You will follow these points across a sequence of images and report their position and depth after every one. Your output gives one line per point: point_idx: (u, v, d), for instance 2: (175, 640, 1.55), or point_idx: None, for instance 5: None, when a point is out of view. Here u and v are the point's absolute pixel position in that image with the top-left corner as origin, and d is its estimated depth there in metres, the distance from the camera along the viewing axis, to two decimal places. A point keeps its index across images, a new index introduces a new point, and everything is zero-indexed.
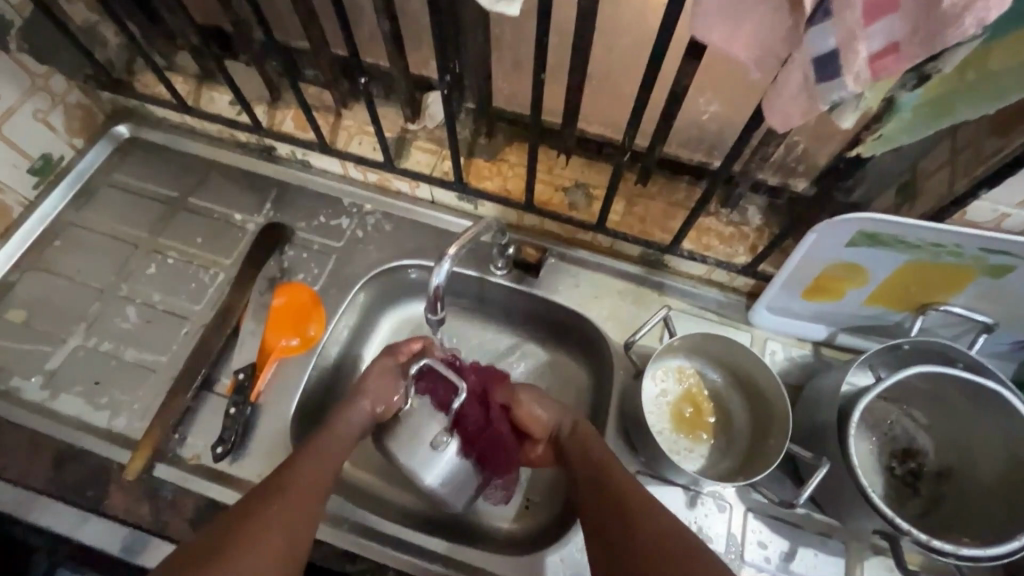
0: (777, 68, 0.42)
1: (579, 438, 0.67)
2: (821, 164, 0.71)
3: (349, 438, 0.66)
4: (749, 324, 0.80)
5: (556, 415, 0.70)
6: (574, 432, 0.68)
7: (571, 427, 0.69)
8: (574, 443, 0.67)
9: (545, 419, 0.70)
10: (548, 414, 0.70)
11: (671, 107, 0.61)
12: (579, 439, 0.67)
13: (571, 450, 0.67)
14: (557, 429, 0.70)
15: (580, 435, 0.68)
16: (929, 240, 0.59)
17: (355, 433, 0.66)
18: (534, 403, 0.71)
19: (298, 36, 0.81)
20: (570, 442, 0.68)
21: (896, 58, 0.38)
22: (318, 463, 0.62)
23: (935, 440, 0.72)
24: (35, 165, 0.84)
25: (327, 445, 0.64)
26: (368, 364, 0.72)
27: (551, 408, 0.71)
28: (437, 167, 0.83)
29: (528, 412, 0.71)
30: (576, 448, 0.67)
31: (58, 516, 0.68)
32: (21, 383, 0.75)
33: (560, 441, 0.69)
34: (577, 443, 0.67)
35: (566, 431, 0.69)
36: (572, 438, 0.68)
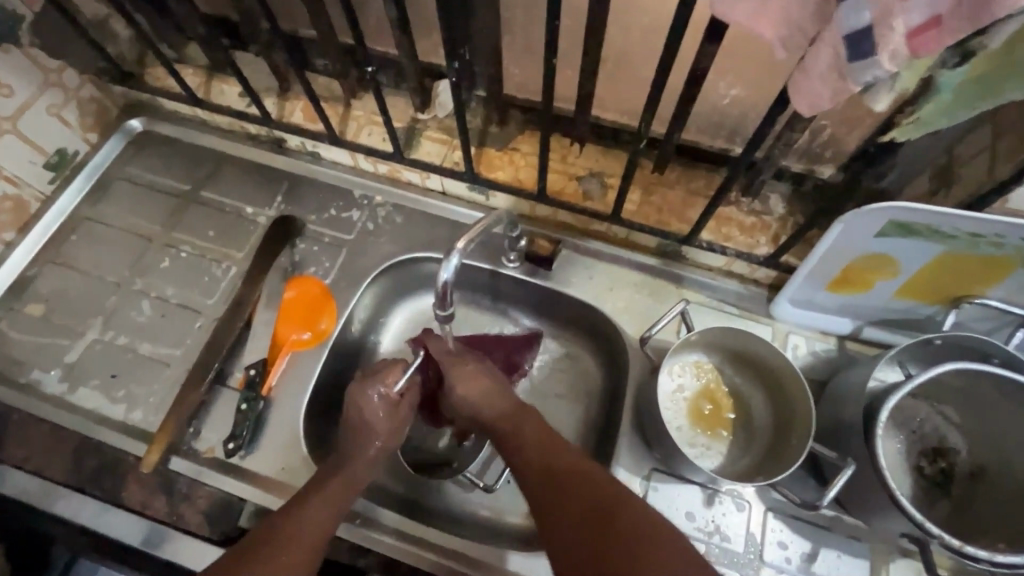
0: (805, 47, 0.40)
1: (510, 417, 0.65)
2: (850, 149, 0.67)
3: (375, 455, 0.67)
4: (770, 317, 0.77)
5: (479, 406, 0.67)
6: (511, 410, 0.66)
7: (497, 414, 0.66)
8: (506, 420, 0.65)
9: (470, 406, 0.68)
10: (474, 399, 0.68)
11: (690, 90, 0.59)
12: (511, 415, 0.66)
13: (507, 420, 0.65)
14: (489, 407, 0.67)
15: (522, 413, 0.66)
16: (968, 230, 0.55)
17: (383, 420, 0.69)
18: (462, 387, 0.69)
19: (306, 25, 0.80)
20: (502, 421, 0.65)
21: (938, 33, 0.34)
22: (341, 485, 0.64)
23: (968, 439, 0.68)
24: (50, 161, 0.84)
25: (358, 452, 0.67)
26: (354, 403, 0.68)
27: (477, 393, 0.68)
28: (448, 158, 0.82)
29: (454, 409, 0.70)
30: (506, 430, 0.65)
31: (78, 508, 0.69)
32: (40, 377, 0.76)
33: (487, 423, 0.67)
34: (502, 419, 0.65)
35: (499, 412, 0.66)
36: (502, 417, 0.66)
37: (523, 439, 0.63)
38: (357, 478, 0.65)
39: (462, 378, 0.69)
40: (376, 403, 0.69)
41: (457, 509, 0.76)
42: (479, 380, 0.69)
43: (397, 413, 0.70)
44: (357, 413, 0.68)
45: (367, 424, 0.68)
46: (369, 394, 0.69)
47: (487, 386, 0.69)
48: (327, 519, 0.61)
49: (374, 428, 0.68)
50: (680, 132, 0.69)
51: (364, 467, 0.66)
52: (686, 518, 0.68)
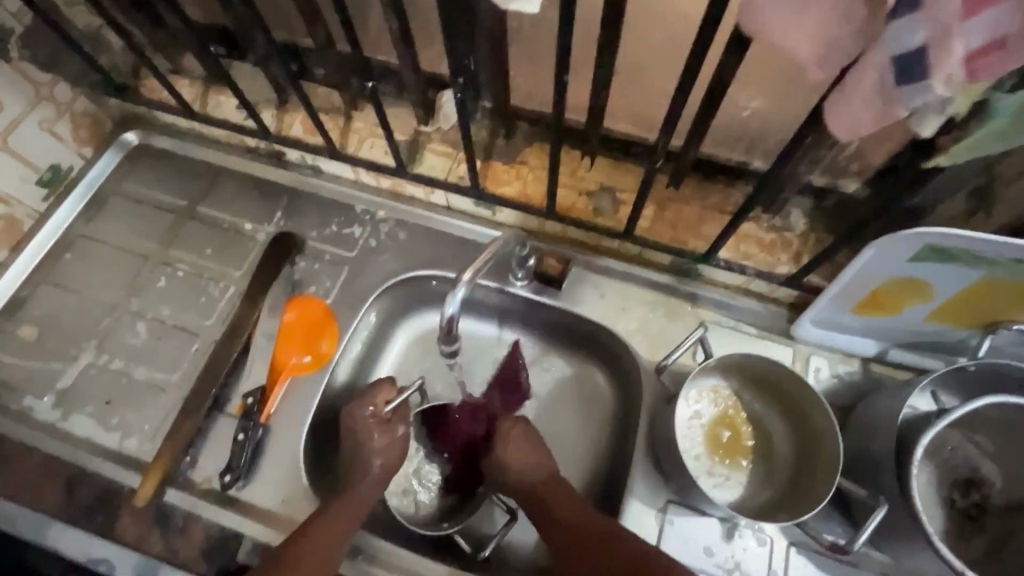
0: (842, 65, 0.37)
1: (546, 490, 0.65)
2: (877, 164, 0.63)
3: (378, 475, 0.66)
4: (790, 337, 0.74)
5: (524, 480, 0.66)
6: (546, 482, 0.66)
7: (536, 483, 0.66)
8: (545, 495, 0.65)
9: (513, 478, 0.66)
10: (518, 465, 0.66)
11: (709, 106, 0.55)
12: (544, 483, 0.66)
13: (544, 495, 0.65)
14: (529, 483, 0.66)
15: (556, 487, 0.65)
16: (1011, 257, 0.51)
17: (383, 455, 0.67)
18: (506, 451, 0.67)
19: (304, 34, 0.77)
20: (539, 492, 0.65)
21: (1001, 56, 0.31)
22: (351, 500, 0.63)
23: (1004, 471, 0.64)
24: (43, 177, 0.82)
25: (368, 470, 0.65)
26: (348, 420, 0.67)
27: (524, 461, 0.66)
28: (453, 172, 0.79)
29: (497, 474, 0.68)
30: (543, 501, 0.65)
31: (72, 541, 0.68)
32: (33, 403, 0.74)
33: (527, 495, 0.66)
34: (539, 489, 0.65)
35: (536, 484, 0.66)
36: (542, 487, 0.65)
37: (563, 513, 0.63)
38: (367, 494, 0.64)
39: (511, 448, 0.67)
40: (368, 421, 0.67)
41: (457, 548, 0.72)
42: (525, 440, 0.68)
43: (394, 434, 0.68)
44: (354, 438, 0.67)
45: (364, 450, 0.66)
46: (363, 412, 0.67)
47: (531, 453, 0.67)
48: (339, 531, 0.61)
49: (369, 450, 0.66)
50: (691, 148, 0.65)
51: (371, 486, 0.65)
52: (703, 554, 0.65)
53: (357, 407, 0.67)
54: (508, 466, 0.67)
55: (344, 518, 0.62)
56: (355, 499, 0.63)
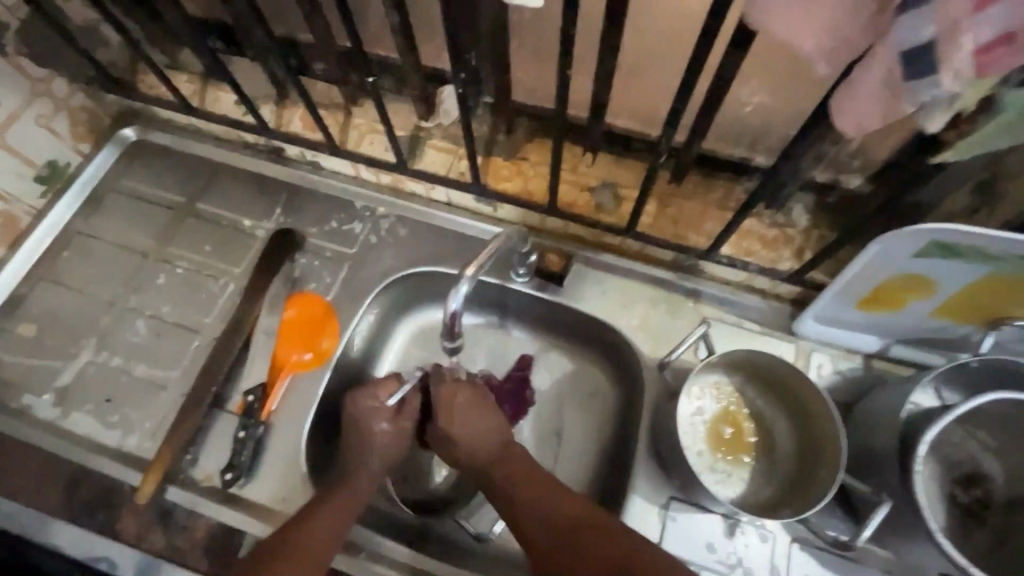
0: (850, 60, 0.36)
1: (499, 458, 0.65)
2: (881, 159, 0.63)
3: (380, 467, 0.66)
4: (792, 333, 0.73)
5: (477, 448, 0.65)
6: (500, 452, 0.65)
7: (489, 452, 0.65)
8: (497, 464, 0.64)
9: (463, 446, 0.66)
10: (471, 434, 0.66)
11: (713, 102, 0.55)
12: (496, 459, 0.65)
13: (496, 464, 0.64)
14: (482, 450, 0.65)
15: (509, 456, 0.65)
16: (1016, 252, 0.51)
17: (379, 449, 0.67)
18: (460, 419, 0.67)
19: (303, 29, 0.76)
20: (492, 462, 0.65)
21: (1011, 49, 0.30)
22: (350, 493, 0.63)
23: (1006, 467, 0.64)
24: (40, 173, 0.81)
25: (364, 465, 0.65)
26: (352, 411, 0.68)
27: (472, 428, 0.66)
28: (453, 168, 0.79)
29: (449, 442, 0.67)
30: (496, 469, 0.64)
31: (73, 539, 0.67)
32: (32, 401, 0.74)
33: (478, 465, 0.65)
34: (491, 461, 0.65)
35: (489, 453, 0.65)
36: (494, 456, 0.65)
37: (516, 483, 0.63)
38: (365, 484, 0.65)
39: (464, 416, 0.67)
40: (371, 412, 0.67)
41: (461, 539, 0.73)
42: (474, 408, 0.67)
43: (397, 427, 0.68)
44: (359, 431, 0.67)
45: (369, 443, 0.66)
46: (367, 404, 0.67)
47: (486, 420, 0.67)
48: (335, 524, 0.60)
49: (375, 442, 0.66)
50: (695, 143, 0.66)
51: (371, 478, 0.65)
52: (705, 550, 0.65)
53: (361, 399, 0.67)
54: (462, 433, 0.66)
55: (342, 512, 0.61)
56: (348, 494, 0.63)
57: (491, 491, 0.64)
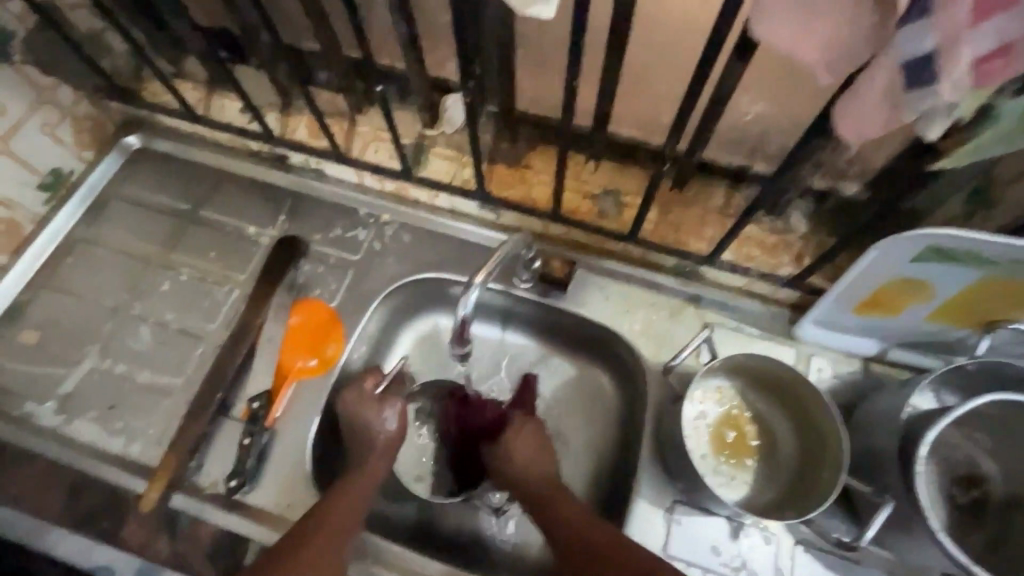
0: (852, 70, 0.38)
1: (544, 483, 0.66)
2: (877, 167, 0.64)
3: (384, 449, 0.68)
4: (792, 337, 0.74)
5: (525, 471, 0.67)
6: (548, 479, 0.66)
7: (539, 475, 0.66)
8: (540, 488, 0.65)
9: (515, 469, 0.67)
10: (521, 458, 0.67)
11: (715, 111, 0.56)
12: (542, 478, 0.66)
13: (540, 490, 0.65)
14: (527, 474, 0.66)
15: (554, 481, 0.66)
16: (1010, 257, 0.53)
17: (378, 447, 0.68)
18: (513, 445, 0.69)
19: (310, 38, 0.77)
20: (537, 486, 0.66)
21: (1006, 62, 0.32)
22: (362, 475, 0.66)
23: (1003, 467, 0.66)
24: (44, 181, 0.81)
25: (371, 466, 0.67)
26: (341, 401, 0.70)
27: (523, 454, 0.68)
28: (457, 176, 0.80)
29: (499, 464, 0.69)
30: (539, 491, 0.65)
31: (74, 548, 0.67)
32: (35, 409, 0.73)
33: (524, 490, 0.66)
34: (535, 479, 0.66)
35: (536, 475, 0.66)
36: (539, 480, 0.66)
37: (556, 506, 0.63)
38: (378, 468, 0.67)
39: (514, 441, 0.69)
40: (362, 402, 0.70)
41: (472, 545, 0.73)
42: (533, 434, 0.70)
43: (392, 411, 0.70)
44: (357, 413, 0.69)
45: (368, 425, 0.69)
46: (356, 394, 0.70)
47: (533, 446, 0.69)
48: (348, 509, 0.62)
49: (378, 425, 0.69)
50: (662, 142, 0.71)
51: (380, 457, 0.68)
52: (710, 552, 0.66)
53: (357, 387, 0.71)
54: (511, 455, 0.68)
55: (349, 513, 0.62)
56: (365, 482, 0.65)
57: (538, 516, 0.64)
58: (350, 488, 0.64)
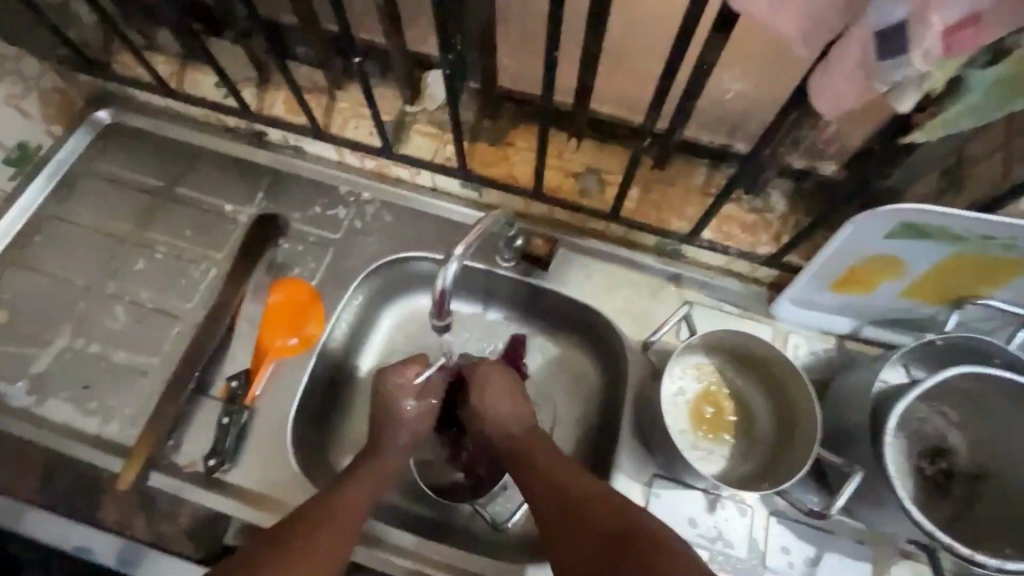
0: (828, 40, 0.38)
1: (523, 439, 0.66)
2: (855, 146, 0.65)
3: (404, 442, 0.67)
4: (770, 316, 0.76)
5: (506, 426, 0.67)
6: (524, 436, 0.66)
7: (511, 432, 0.67)
8: (521, 444, 0.65)
9: (497, 425, 0.68)
10: (502, 414, 0.68)
11: (696, 86, 0.56)
12: (541, 448, 0.64)
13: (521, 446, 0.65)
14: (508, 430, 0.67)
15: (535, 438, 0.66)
16: (979, 233, 0.54)
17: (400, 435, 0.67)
18: (496, 402, 0.68)
19: (286, 10, 0.75)
20: (519, 445, 0.65)
21: (974, 32, 0.32)
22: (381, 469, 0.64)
23: (969, 440, 0.68)
24: (10, 155, 0.79)
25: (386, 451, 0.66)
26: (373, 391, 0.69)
27: (504, 410, 0.68)
28: (439, 153, 0.79)
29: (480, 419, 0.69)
30: (518, 449, 0.65)
31: (50, 528, 0.66)
32: (5, 390, 0.72)
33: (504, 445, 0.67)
34: (536, 452, 0.64)
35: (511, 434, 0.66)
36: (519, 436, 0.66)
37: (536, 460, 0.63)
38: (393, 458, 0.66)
39: (496, 399, 0.69)
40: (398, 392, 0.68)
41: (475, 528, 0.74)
42: (504, 387, 0.69)
43: (423, 405, 0.69)
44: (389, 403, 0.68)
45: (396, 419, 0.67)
46: (392, 385, 0.68)
47: (515, 404, 0.68)
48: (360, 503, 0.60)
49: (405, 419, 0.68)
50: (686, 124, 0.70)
51: (399, 453, 0.67)
52: (687, 525, 0.67)
53: (393, 379, 0.68)
54: (494, 410, 0.68)
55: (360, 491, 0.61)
56: (377, 464, 0.64)
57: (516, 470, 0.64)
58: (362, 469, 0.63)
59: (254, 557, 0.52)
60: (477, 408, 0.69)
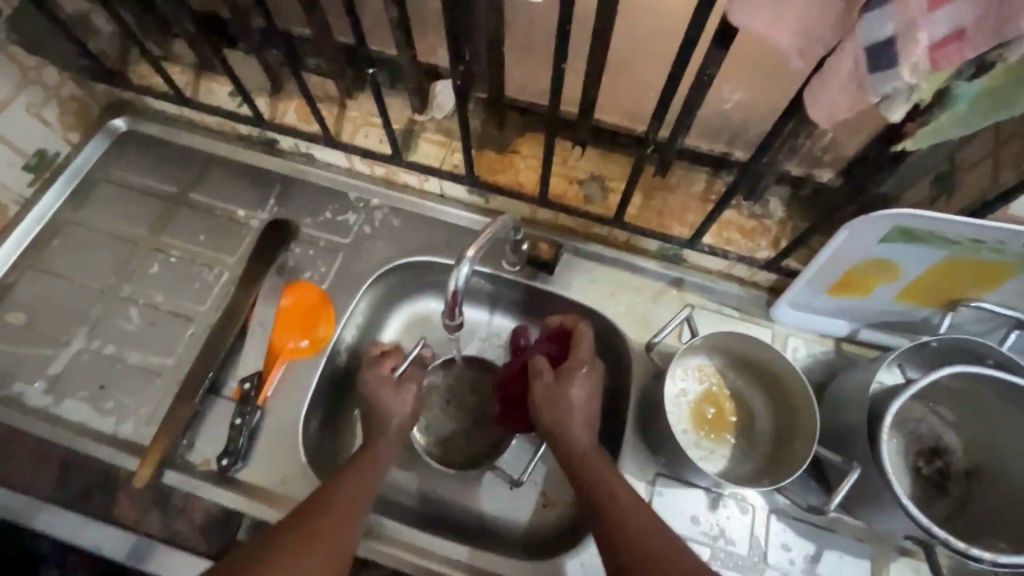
0: (821, 54, 0.40)
1: (587, 455, 0.62)
2: (850, 153, 0.67)
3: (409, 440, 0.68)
4: (769, 320, 0.78)
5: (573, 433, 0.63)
6: (589, 449, 0.62)
7: (583, 448, 0.62)
8: (582, 460, 0.62)
9: (564, 433, 0.63)
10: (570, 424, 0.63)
11: (697, 97, 0.58)
12: (633, 502, 0.57)
13: (581, 460, 0.62)
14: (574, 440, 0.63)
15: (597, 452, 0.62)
16: (970, 237, 0.56)
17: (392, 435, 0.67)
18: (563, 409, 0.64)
19: (300, 23, 0.78)
20: (584, 457, 0.62)
21: (960, 46, 0.35)
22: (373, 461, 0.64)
23: (963, 439, 0.69)
24: (29, 162, 0.81)
25: (381, 445, 0.66)
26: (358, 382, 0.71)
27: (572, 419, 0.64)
28: (447, 160, 0.81)
29: (546, 422, 0.65)
30: (586, 469, 0.61)
31: (65, 525, 0.67)
32: (23, 389, 0.73)
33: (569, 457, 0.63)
34: (625, 505, 0.57)
35: (582, 453, 0.62)
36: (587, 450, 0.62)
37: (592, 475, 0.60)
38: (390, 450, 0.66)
39: (563, 406, 0.64)
40: (380, 383, 0.69)
41: (479, 523, 0.76)
42: (585, 392, 0.66)
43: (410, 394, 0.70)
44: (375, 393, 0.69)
45: (386, 409, 0.68)
46: (374, 377, 0.70)
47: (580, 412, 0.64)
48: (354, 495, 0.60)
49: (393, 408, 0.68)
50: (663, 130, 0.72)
51: (392, 442, 0.67)
52: (690, 523, 0.69)
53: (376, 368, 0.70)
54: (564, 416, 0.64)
55: (359, 491, 0.61)
56: (375, 461, 0.64)
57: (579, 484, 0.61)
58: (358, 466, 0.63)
59: (257, 556, 0.53)
60: (551, 407, 0.65)
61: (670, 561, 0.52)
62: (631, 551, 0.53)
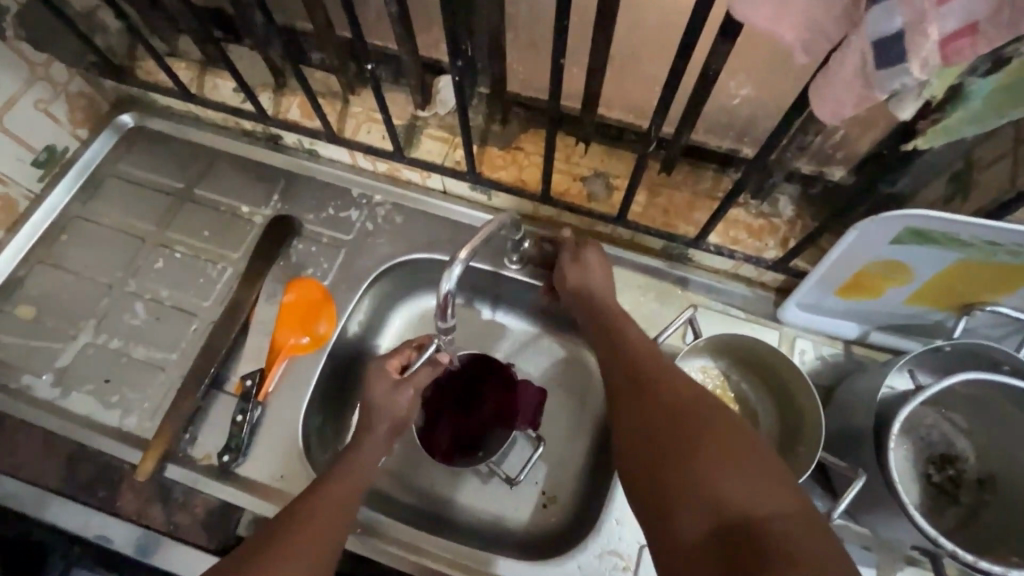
0: (827, 48, 0.38)
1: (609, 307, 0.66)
2: (862, 151, 0.65)
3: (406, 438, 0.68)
4: (777, 321, 0.76)
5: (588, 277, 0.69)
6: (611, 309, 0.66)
7: (598, 295, 0.68)
8: (599, 307, 0.66)
9: (577, 277, 0.69)
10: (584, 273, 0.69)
11: (702, 92, 0.56)
12: (649, 355, 0.58)
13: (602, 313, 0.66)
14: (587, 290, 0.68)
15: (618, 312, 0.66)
16: (987, 239, 0.53)
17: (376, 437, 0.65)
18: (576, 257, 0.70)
19: (303, 18, 0.77)
20: (603, 312, 0.66)
21: (973, 40, 0.33)
22: (358, 460, 0.63)
23: (976, 446, 0.67)
24: (38, 158, 0.82)
25: (364, 451, 0.64)
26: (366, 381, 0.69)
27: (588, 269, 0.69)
28: (449, 157, 0.80)
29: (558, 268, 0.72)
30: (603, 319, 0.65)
31: (72, 516, 0.69)
32: (32, 382, 0.75)
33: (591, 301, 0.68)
34: (639, 355, 0.58)
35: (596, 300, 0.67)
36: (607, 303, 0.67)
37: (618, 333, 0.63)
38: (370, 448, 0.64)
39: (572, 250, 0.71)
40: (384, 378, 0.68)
41: (476, 522, 0.76)
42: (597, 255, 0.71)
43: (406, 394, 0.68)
44: (368, 393, 0.68)
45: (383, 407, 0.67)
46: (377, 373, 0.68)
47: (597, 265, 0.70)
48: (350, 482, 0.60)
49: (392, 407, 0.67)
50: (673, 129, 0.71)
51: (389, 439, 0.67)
52: None
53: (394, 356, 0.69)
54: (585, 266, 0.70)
55: (343, 496, 0.59)
56: (355, 462, 0.62)
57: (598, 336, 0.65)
58: (342, 469, 0.61)
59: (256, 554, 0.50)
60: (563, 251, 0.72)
61: (660, 390, 0.53)
62: (626, 382, 0.56)
